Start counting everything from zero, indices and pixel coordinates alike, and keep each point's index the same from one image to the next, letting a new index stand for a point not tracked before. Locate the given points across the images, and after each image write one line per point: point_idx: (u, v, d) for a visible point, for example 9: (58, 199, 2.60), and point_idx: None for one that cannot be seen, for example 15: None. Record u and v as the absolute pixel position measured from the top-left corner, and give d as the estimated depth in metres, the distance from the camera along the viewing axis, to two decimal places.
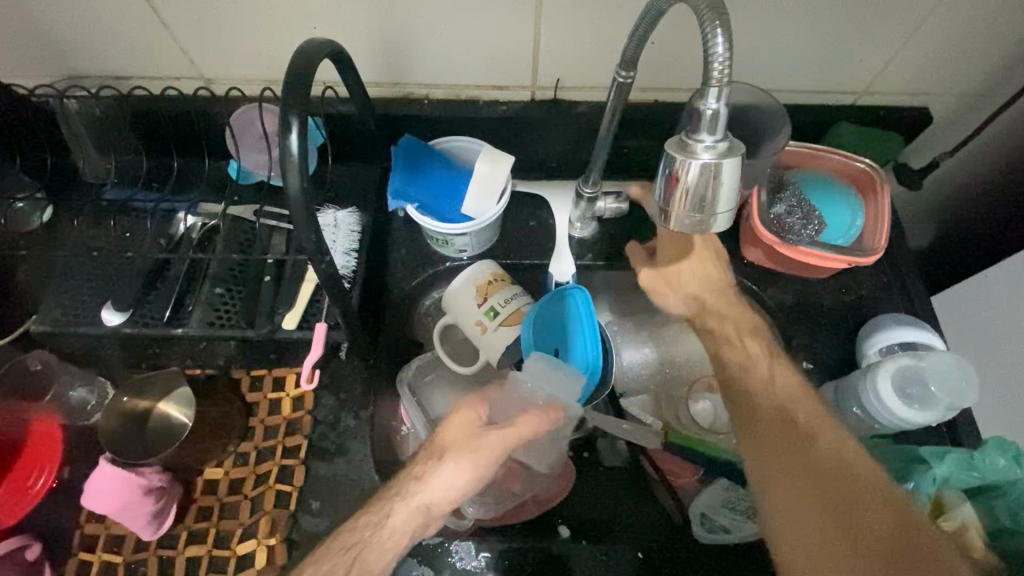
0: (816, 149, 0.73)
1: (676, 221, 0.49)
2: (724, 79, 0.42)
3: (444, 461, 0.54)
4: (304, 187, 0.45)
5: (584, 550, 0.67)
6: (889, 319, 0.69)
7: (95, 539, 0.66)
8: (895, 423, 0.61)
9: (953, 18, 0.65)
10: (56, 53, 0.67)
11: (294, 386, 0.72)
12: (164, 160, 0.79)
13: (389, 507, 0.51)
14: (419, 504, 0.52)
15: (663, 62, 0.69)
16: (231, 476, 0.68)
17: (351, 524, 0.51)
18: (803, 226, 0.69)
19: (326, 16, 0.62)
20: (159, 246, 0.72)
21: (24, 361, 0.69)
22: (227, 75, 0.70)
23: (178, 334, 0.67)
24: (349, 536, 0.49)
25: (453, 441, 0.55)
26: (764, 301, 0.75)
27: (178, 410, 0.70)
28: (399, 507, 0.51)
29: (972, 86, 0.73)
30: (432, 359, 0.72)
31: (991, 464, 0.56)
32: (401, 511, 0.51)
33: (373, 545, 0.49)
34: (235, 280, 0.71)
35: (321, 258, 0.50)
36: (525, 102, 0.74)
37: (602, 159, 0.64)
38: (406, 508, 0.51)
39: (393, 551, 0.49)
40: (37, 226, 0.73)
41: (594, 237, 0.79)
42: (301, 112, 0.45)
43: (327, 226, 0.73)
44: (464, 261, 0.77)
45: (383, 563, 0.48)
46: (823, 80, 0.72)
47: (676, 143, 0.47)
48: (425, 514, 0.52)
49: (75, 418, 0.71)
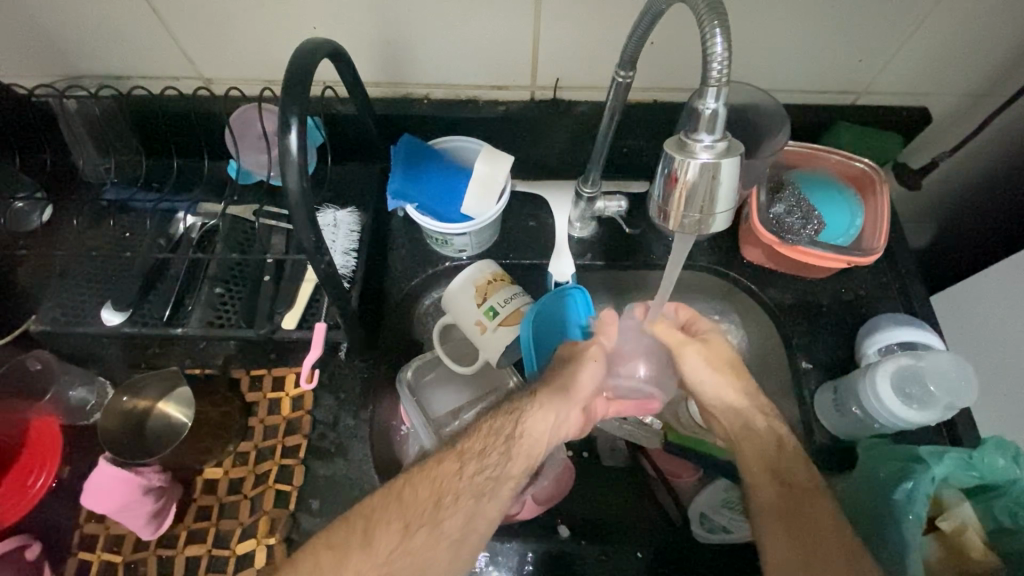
0: (815, 148, 0.73)
1: (675, 221, 0.48)
2: (723, 79, 0.42)
3: (574, 367, 0.63)
4: (303, 186, 0.45)
5: (583, 550, 0.66)
6: (884, 318, 0.69)
7: (95, 539, 0.66)
8: (894, 423, 0.61)
9: (952, 18, 0.65)
10: (56, 53, 0.67)
11: (294, 386, 0.71)
12: (164, 160, 0.79)
13: (538, 390, 0.60)
14: (562, 395, 0.60)
15: (663, 62, 0.69)
16: (231, 476, 0.68)
17: (507, 403, 0.60)
18: (803, 226, 0.69)
19: (325, 16, 0.62)
20: (159, 246, 0.71)
21: (24, 362, 0.69)
22: (226, 75, 0.70)
23: (178, 333, 0.68)
24: (508, 407, 0.59)
25: (573, 349, 0.65)
26: (764, 301, 0.75)
27: (178, 410, 0.71)
28: (547, 391, 0.60)
29: (971, 86, 0.73)
30: (432, 359, 0.72)
31: (991, 463, 0.55)
32: (548, 396, 0.60)
33: (527, 418, 0.58)
34: (234, 281, 0.71)
35: (322, 257, 0.50)
36: (524, 102, 0.74)
37: (602, 158, 0.64)
38: (552, 393, 0.60)
39: (546, 424, 0.59)
40: (36, 226, 0.73)
41: (593, 237, 0.78)
42: (301, 112, 0.45)
43: (327, 226, 0.73)
44: (464, 261, 0.77)
45: (537, 431, 0.58)
46: (821, 80, 0.72)
47: (676, 142, 0.46)
48: (567, 401, 0.61)
49: (75, 418, 0.71)
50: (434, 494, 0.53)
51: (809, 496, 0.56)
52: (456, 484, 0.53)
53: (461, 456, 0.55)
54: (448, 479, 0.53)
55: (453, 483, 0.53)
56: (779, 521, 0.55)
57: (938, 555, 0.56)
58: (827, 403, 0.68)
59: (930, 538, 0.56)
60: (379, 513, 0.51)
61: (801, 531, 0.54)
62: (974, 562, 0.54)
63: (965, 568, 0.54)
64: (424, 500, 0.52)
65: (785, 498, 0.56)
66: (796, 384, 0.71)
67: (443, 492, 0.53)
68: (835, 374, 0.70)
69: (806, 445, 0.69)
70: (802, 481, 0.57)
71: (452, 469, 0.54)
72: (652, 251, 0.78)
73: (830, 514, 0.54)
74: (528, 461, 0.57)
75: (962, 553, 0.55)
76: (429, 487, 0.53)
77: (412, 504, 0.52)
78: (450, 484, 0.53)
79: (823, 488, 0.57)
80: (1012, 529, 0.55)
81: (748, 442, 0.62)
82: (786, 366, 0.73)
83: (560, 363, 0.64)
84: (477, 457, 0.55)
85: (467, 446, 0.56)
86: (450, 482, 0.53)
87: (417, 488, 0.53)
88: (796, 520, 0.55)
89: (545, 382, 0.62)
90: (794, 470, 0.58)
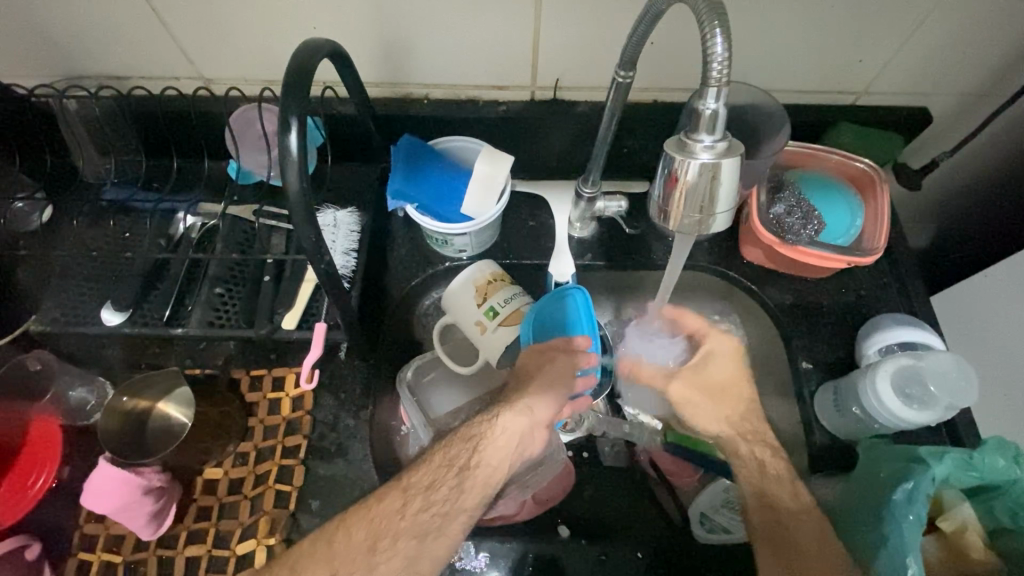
0: (815, 149, 0.73)
1: (675, 222, 0.48)
2: (723, 79, 0.42)
3: (541, 384, 0.61)
4: (303, 186, 0.45)
5: (584, 550, 0.67)
6: (885, 317, 0.69)
7: (95, 539, 0.66)
8: (894, 423, 0.62)
9: (952, 18, 0.65)
10: (55, 53, 0.67)
11: (294, 386, 0.71)
12: (164, 161, 0.79)
13: (499, 412, 0.59)
14: (524, 416, 0.59)
15: (663, 62, 0.69)
16: (231, 476, 0.68)
17: (466, 426, 0.58)
18: (803, 226, 0.68)
19: (326, 16, 0.62)
20: (158, 247, 0.72)
21: (23, 363, 0.69)
22: (227, 76, 0.70)
23: (178, 333, 0.68)
24: (466, 433, 0.57)
25: (538, 364, 0.62)
26: (763, 301, 0.75)
27: (179, 410, 0.70)
28: (508, 414, 0.58)
29: (972, 86, 0.73)
30: (432, 359, 0.72)
31: (990, 464, 0.55)
32: (510, 419, 0.58)
33: (486, 444, 0.56)
34: (235, 281, 0.71)
35: (321, 257, 0.50)
36: (524, 102, 0.74)
37: (602, 158, 0.64)
38: (514, 416, 0.58)
39: (506, 448, 0.57)
40: (36, 227, 0.73)
41: (593, 237, 0.78)
42: (301, 112, 0.45)
43: (327, 226, 0.73)
44: (464, 261, 0.77)
45: (495, 458, 0.56)
46: (822, 80, 0.72)
47: (676, 143, 0.46)
48: (530, 422, 0.59)
49: (75, 418, 0.71)
50: (372, 536, 0.50)
51: (792, 518, 0.57)
52: (397, 524, 0.50)
53: (405, 490, 0.52)
54: (389, 520, 0.50)
55: (395, 524, 0.50)
56: (768, 545, 0.57)
57: (938, 555, 0.56)
58: (827, 403, 0.68)
59: (930, 537, 0.57)
60: (307, 560, 0.48)
61: (788, 552, 0.56)
62: (973, 563, 0.55)
63: (965, 568, 0.55)
64: (359, 542, 0.49)
65: (774, 521, 0.58)
66: (796, 384, 0.71)
67: (380, 534, 0.50)
68: (835, 374, 0.70)
69: (806, 445, 0.69)
70: (787, 506, 0.58)
71: (395, 507, 0.51)
72: (653, 251, 0.78)
73: (822, 533, 0.56)
74: (483, 492, 0.54)
75: (963, 554, 0.55)
76: (366, 529, 0.50)
77: (347, 548, 0.49)
78: (391, 525, 0.50)
79: (807, 508, 0.58)
80: (1012, 529, 0.55)
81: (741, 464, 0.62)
82: (786, 366, 0.73)
83: (524, 380, 0.62)
84: (423, 492, 0.52)
85: (413, 481, 0.53)
86: (393, 522, 0.50)
87: (352, 531, 0.50)
88: (782, 543, 0.56)
89: (507, 404, 0.60)
90: (775, 490, 0.59)
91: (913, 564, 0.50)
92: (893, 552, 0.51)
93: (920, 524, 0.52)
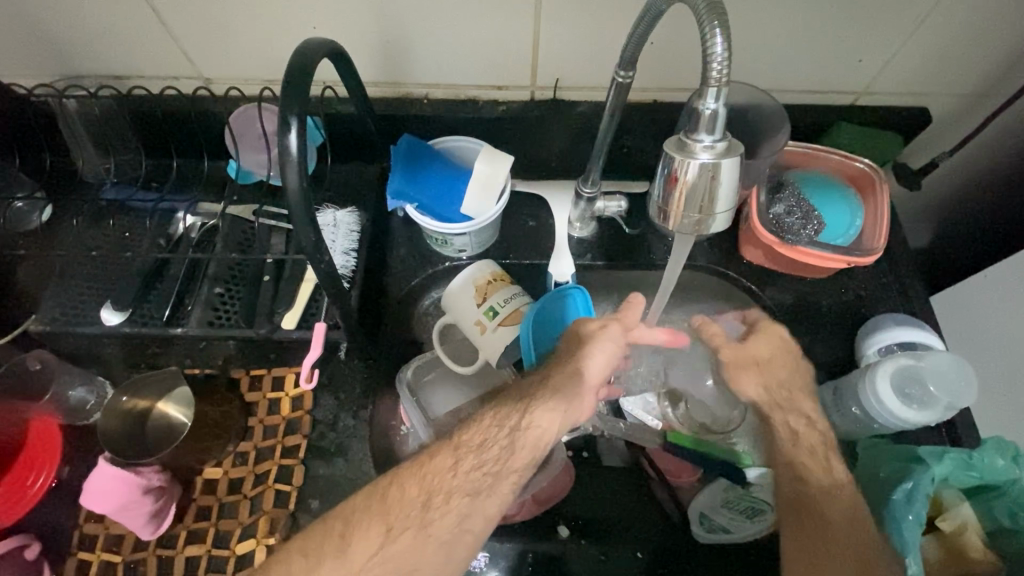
0: (814, 149, 0.73)
1: (675, 221, 0.48)
2: (723, 79, 0.42)
3: (586, 342, 0.60)
4: (303, 186, 0.45)
5: (584, 550, 0.68)
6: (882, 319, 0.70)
7: (95, 538, 0.66)
8: (895, 424, 0.62)
9: (952, 19, 0.65)
10: (55, 53, 0.67)
11: (294, 386, 0.72)
12: (164, 161, 0.79)
13: (553, 373, 0.57)
14: (580, 377, 0.57)
15: (662, 61, 0.69)
16: (231, 476, 0.68)
17: (518, 388, 0.57)
18: (803, 227, 0.69)
19: (326, 16, 0.62)
20: (158, 247, 0.71)
21: (24, 362, 0.68)
22: (227, 75, 0.70)
23: (177, 333, 0.68)
24: (517, 394, 0.56)
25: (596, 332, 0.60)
26: (763, 301, 0.75)
27: (178, 410, 0.71)
28: (561, 377, 0.57)
29: (971, 86, 0.73)
30: (432, 359, 0.72)
31: (991, 464, 0.55)
32: (564, 379, 0.57)
33: (537, 405, 0.55)
34: (234, 281, 0.70)
35: (321, 257, 0.50)
36: (524, 102, 0.74)
37: (602, 158, 0.64)
38: (569, 373, 0.57)
39: (560, 411, 0.55)
40: (36, 226, 0.73)
41: (593, 237, 0.78)
42: (301, 112, 0.45)
43: (327, 226, 0.73)
44: (463, 261, 0.77)
45: (548, 420, 0.54)
46: (822, 80, 0.72)
47: (676, 142, 0.46)
48: (586, 385, 0.58)
49: (75, 418, 0.71)
50: (423, 494, 0.50)
51: (822, 499, 0.55)
52: (449, 481, 0.50)
53: (456, 449, 0.52)
54: (440, 477, 0.50)
55: (445, 483, 0.50)
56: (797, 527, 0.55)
57: (938, 555, 0.56)
58: (827, 404, 0.68)
59: (930, 538, 0.57)
60: (360, 515, 0.49)
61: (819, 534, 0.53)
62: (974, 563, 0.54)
63: (966, 568, 0.55)
64: (411, 500, 0.50)
65: (804, 496, 0.56)
66: None
67: (432, 491, 0.50)
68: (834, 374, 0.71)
69: None
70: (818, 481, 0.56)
71: (446, 465, 0.51)
72: (653, 251, 0.78)
73: (843, 519, 0.53)
74: (533, 454, 0.53)
75: (963, 554, 0.55)
76: (418, 485, 0.50)
77: (400, 503, 0.50)
78: (442, 483, 0.50)
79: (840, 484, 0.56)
80: (1011, 529, 0.55)
81: (789, 440, 0.60)
82: None
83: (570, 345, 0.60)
84: (475, 451, 0.52)
85: (465, 439, 0.53)
86: (444, 480, 0.50)
87: (404, 487, 0.50)
88: (815, 524, 0.54)
89: (561, 365, 0.58)
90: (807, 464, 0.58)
91: (912, 563, 0.51)
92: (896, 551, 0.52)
93: (920, 524, 0.52)
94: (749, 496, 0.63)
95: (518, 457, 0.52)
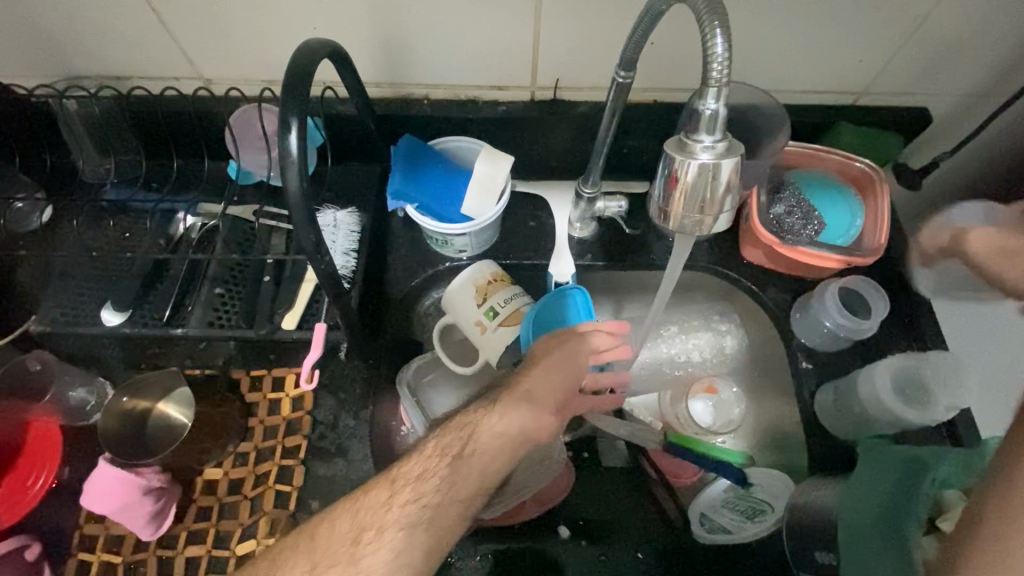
0: (816, 149, 0.73)
1: (675, 221, 0.48)
2: (724, 80, 0.42)
3: (551, 363, 0.58)
4: (303, 186, 0.45)
5: (584, 550, 0.67)
6: (867, 284, 0.70)
7: (95, 539, 0.66)
8: (894, 422, 0.63)
9: (953, 19, 0.65)
10: (55, 53, 0.67)
11: (294, 387, 0.71)
12: (164, 161, 0.79)
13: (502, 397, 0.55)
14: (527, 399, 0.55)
15: (662, 62, 0.69)
16: (231, 477, 0.68)
17: (461, 415, 0.54)
18: (803, 227, 0.69)
19: (326, 17, 0.62)
20: (158, 247, 0.71)
21: (24, 362, 0.68)
22: (227, 76, 0.70)
23: (177, 334, 0.68)
24: (459, 422, 0.54)
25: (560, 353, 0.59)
26: (764, 301, 0.75)
27: (179, 411, 0.71)
28: (508, 401, 0.54)
29: (971, 87, 0.73)
30: (432, 359, 0.72)
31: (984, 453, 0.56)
32: (510, 405, 0.54)
33: (482, 432, 0.52)
34: (234, 281, 0.71)
35: (321, 258, 0.50)
36: (524, 103, 0.74)
37: (602, 158, 0.64)
38: (514, 401, 0.55)
39: (508, 433, 0.53)
40: (36, 227, 0.73)
41: (593, 237, 0.78)
42: (301, 112, 0.45)
43: (327, 227, 0.73)
44: (464, 262, 0.77)
45: (495, 446, 0.52)
46: (822, 80, 0.72)
47: (676, 143, 0.46)
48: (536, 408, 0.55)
49: (74, 419, 0.71)
50: (355, 530, 0.48)
51: None
52: (384, 516, 0.48)
53: (393, 482, 0.50)
54: (374, 512, 0.48)
55: (380, 516, 0.48)
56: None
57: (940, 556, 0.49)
58: (828, 405, 0.68)
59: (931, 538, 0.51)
60: (288, 553, 0.47)
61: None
62: None
63: None
64: (342, 535, 0.47)
65: None
66: (796, 384, 0.71)
67: (364, 526, 0.48)
68: (835, 374, 0.71)
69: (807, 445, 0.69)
70: None
71: (381, 498, 0.49)
72: (653, 251, 0.78)
73: None
74: (480, 482, 0.51)
75: None
76: (350, 521, 0.48)
77: (328, 541, 0.47)
78: (376, 517, 0.48)
79: None
80: None
81: None
82: (787, 366, 0.73)
83: (529, 365, 0.59)
84: (414, 482, 0.49)
85: (403, 471, 0.50)
86: (378, 514, 0.48)
87: (335, 523, 0.48)
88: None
89: (507, 391, 0.56)
90: None
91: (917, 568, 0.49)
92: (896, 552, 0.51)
93: (922, 525, 0.51)
94: (749, 497, 0.64)
95: (458, 490, 0.49)
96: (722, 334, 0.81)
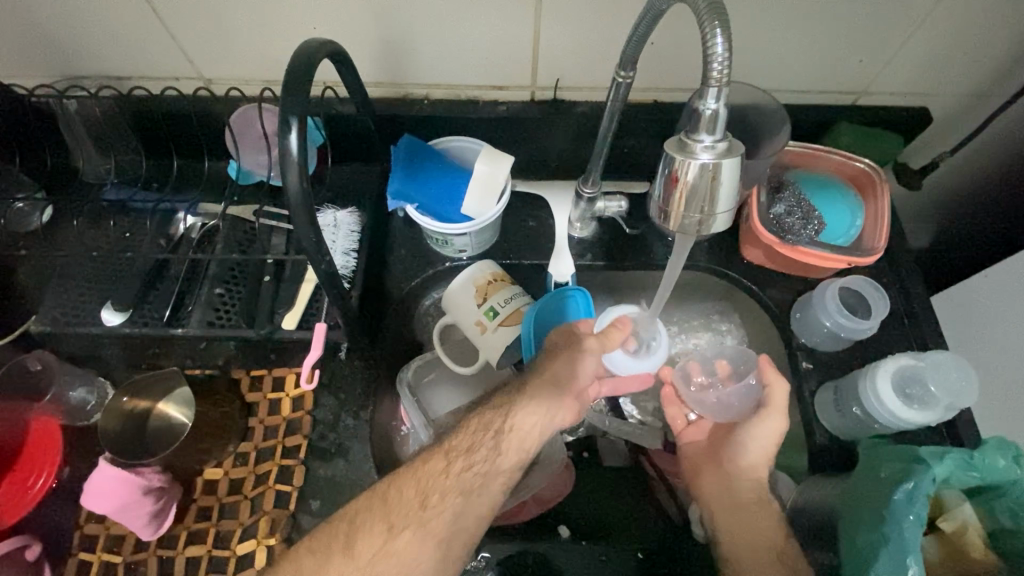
0: (815, 149, 0.73)
1: (675, 221, 0.48)
2: (723, 79, 0.42)
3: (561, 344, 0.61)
4: (303, 187, 0.44)
5: (584, 551, 0.67)
6: (868, 284, 0.70)
7: (96, 539, 0.66)
8: (894, 423, 0.63)
9: (954, 18, 0.64)
10: (56, 53, 0.67)
11: (294, 386, 0.72)
12: (165, 162, 0.79)
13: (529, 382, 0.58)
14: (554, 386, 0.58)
15: (662, 61, 0.69)
16: (231, 477, 0.68)
17: (499, 394, 0.59)
18: (803, 226, 0.68)
19: (328, 17, 0.62)
20: (159, 247, 0.71)
21: (24, 362, 0.69)
22: (227, 76, 0.70)
23: (177, 334, 0.68)
24: (497, 401, 0.58)
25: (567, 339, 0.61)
26: (764, 301, 0.75)
27: (179, 410, 0.71)
28: (535, 380, 0.58)
29: (973, 87, 0.73)
30: (432, 359, 0.73)
31: (991, 464, 0.54)
32: (537, 387, 0.58)
33: (518, 410, 0.57)
34: (234, 281, 0.71)
35: (321, 258, 0.50)
36: (524, 102, 0.74)
37: (603, 159, 0.64)
38: (541, 384, 0.58)
39: (533, 421, 0.57)
40: (36, 226, 0.73)
41: (593, 237, 0.78)
42: (301, 112, 0.45)
43: (327, 227, 0.73)
44: (464, 262, 0.77)
45: (528, 425, 0.57)
46: (822, 80, 0.72)
47: (676, 143, 0.46)
48: (557, 396, 0.58)
49: (74, 418, 0.71)
50: (420, 495, 0.53)
51: None
52: (442, 484, 0.53)
53: (446, 454, 0.55)
54: (432, 480, 0.53)
55: (439, 484, 0.53)
56: None
57: (938, 555, 0.58)
58: (828, 403, 0.68)
59: (931, 538, 0.58)
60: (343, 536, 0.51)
61: None
62: (972, 562, 0.56)
63: (965, 567, 0.56)
64: (409, 500, 0.53)
65: None
66: (796, 384, 0.71)
67: (427, 492, 0.53)
68: (835, 373, 0.71)
69: (806, 445, 0.69)
70: None
71: (439, 469, 0.54)
72: (653, 251, 0.78)
73: None
74: (519, 454, 0.56)
75: (963, 554, 0.56)
76: (415, 487, 0.53)
77: (400, 505, 0.53)
78: (434, 485, 0.53)
79: None
80: (1013, 529, 0.55)
81: None
82: (787, 366, 0.73)
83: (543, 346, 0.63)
84: (463, 455, 0.54)
85: (453, 445, 0.55)
86: (438, 482, 0.53)
87: (402, 489, 0.53)
88: None
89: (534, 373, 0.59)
90: None
91: (913, 564, 0.49)
92: (894, 550, 0.50)
93: (921, 525, 0.51)
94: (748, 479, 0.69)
95: (482, 466, 0.54)
96: (722, 334, 0.81)
